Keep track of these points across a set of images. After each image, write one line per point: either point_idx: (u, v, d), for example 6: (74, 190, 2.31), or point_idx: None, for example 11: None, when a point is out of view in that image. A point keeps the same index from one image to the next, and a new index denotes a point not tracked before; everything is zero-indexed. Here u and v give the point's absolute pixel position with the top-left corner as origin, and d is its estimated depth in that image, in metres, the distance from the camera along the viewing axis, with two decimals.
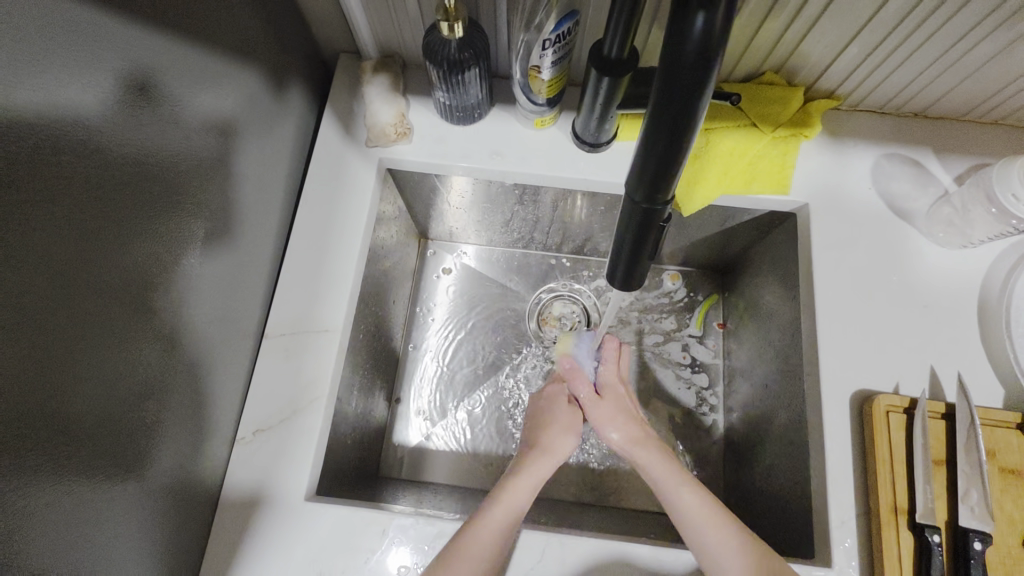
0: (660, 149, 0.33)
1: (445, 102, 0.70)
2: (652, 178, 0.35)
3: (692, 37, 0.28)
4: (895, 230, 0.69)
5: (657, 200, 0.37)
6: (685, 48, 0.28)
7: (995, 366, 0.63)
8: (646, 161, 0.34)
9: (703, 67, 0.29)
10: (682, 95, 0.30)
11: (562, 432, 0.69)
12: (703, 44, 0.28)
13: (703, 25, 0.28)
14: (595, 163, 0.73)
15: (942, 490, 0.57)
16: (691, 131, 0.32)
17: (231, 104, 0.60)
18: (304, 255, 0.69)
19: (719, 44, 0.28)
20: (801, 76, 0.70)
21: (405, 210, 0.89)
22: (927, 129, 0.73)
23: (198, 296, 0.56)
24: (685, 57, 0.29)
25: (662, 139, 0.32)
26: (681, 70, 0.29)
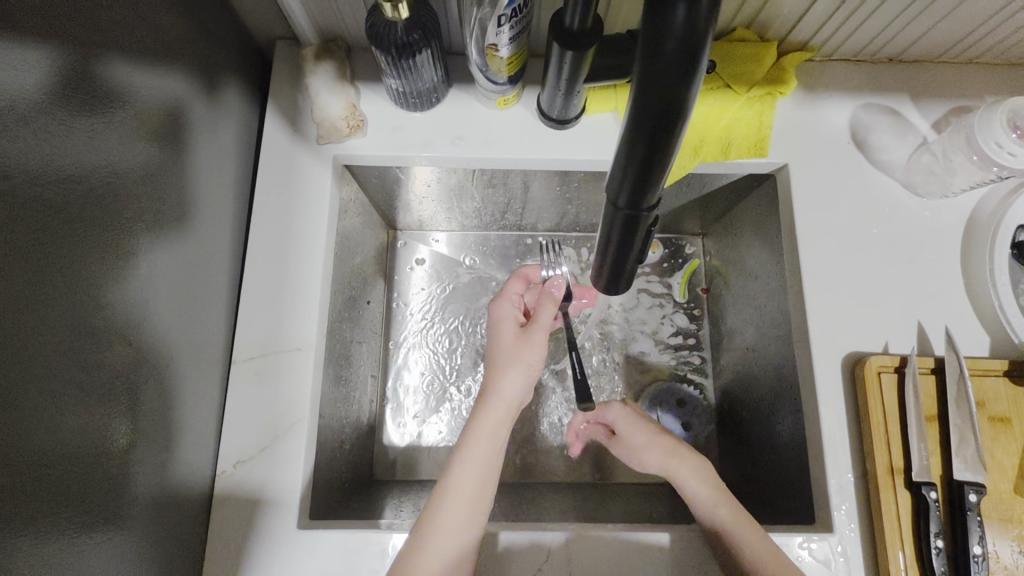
0: (643, 152, 0.31)
1: (398, 88, 0.64)
2: (634, 184, 0.34)
3: (675, 30, 0.27)
4: (878, 184, 0.67)
5: (640, 204, 0.36)
6: (666, 41, 0.27)
7: (980, 316, 0.63)
8: (627, 166, 0.33)
9: (687, 63, 0.27)
10: (665, 94, 0.29)
11: (505, 367, 0.62)
12: (688, 36, 0.27)
13: (686, 17, 0.26)
14: (564, 141, 0.69)
15: (936, 446, 0.58)
16: (678, 131, 0.31)
17: (163, 113, 0.54)
18: (262, 269, 0.63)
19: (705, 35, 0.27)
20: (773, 30, 0.66)
21: (369, 205, 0.84)
22: (901, 74, 0.71)
23: (155, 331, 0.52)
24: (667, 51, 0.27)
25: (644, 141, 0.31)
26: (662, 66, 0.28)
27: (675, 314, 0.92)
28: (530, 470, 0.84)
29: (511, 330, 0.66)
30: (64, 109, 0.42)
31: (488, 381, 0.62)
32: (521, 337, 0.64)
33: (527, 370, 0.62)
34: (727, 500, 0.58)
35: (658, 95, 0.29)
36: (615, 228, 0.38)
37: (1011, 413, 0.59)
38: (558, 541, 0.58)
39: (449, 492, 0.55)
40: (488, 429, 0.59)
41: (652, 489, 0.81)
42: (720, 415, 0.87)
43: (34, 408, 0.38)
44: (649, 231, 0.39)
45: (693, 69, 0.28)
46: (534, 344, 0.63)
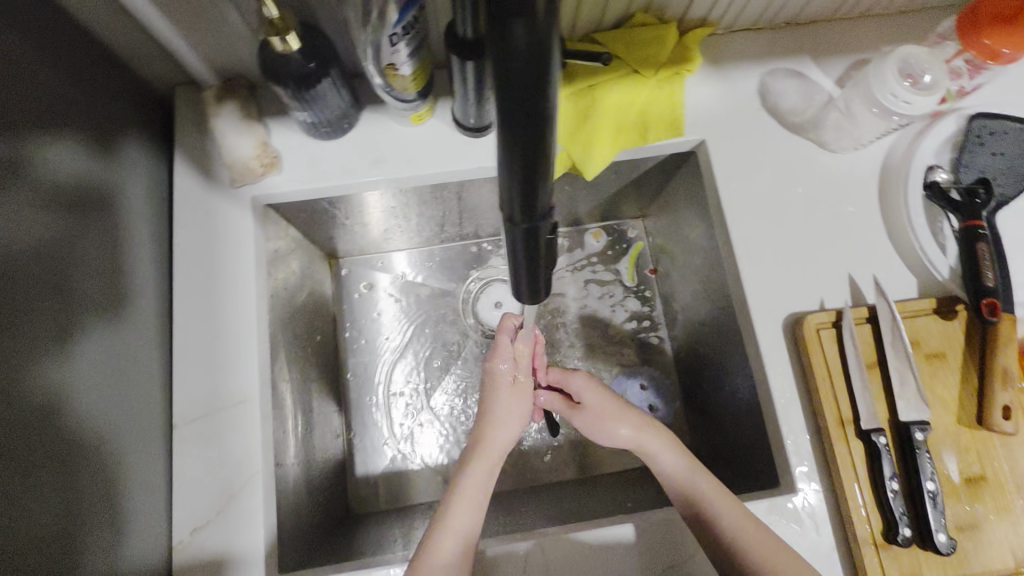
0: (524, 171, 0.29)
1: (308, 120, 0.63)
2: (522, 203, 0.31)
3: (518, 48, 0.23)
4: (793, 146, 0.69)
5: (535, 218, 0.32)
6: (511, 58, 0.24)
7: (904, 260, 0.65)
8: (511, 186, 0.30)
9: (540, 76, 0.25)
10: (527, 112, 0.26)
11: (501, 421, 0.62)
12: (534, 45, 0.23)
13: (527, 32, 0.23)
14: (485, 147, 0.69)
15: (880, 392, 0.60)
16: (550, 143, 0.28)
17: (62, 177, 0.51)
18: (193, 326, 0.61)
19: (550, 42, 0.24)
20: (670, 11, 0.67)
21: (304, 239, 0.82)
22: (801, 36, 0.72)
23: (83, 410, 0.49)
24: (515, 69, 0.24)
25: (519, 159, 0.28)
26: (515, 84, 0.25)
27: (626, 300, 0.94)
28: (507, 478, 0.84)
29: (505, 382, 0.64)
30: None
31: (483, 434, 0.62)
32: (514, 389, 0.64)
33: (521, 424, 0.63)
34: (702, 473, 0.59)
35: (524, 114, 0.26)
36: (519, 252, 0.35)
37: (945, 348, 0.61)
38: (533, 548, 0.58)
39: (444, 541, 0.53)
40: (480, 479, 0.58)
41: (628, 476, 0.82)
42: (684, 391, 0.89)
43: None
44: (553, 240, 0.36)
45: (547, 82, 0.25)
46: (525, 395, 0.64)
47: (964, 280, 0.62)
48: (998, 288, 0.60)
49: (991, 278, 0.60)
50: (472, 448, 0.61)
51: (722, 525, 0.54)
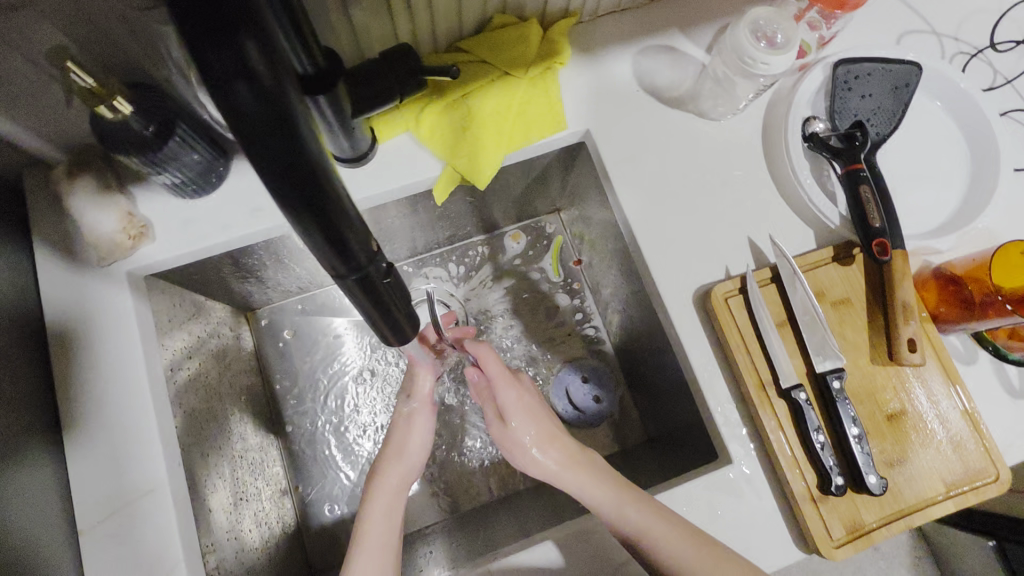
0: (315, 221, 0.27)
1: (170, 182, 0.59)
2: (337, 252, 0.28)
3: (248, 90, 0.24)
4: (675, 121, 0.69)
5: (363, 262, 0.30)
6: (241, 106, 0.24)
7: (798, 214, 0.66)
8: (316, 237, 0.27)
9: (280, 117, 0.24)
10: (283, 149, 0.25)
11: (398, 451, 0.65)
12: (261, 92, 0.24)
13: (249, 82, 0.24)
14: (367, 175, 0.66)
15: (794, 348, 0.61)
16: (334, 183, 0.27)
17: None
18: (85, 421, 0.56)
19: (278, 85, 0.25)
20: (529, 8, 0.66)
21: (207, 300, 0.78)
22: (666, 11, 0.72)
23: None
24: (250, 115, 0.24)
25: (305, 206, 0.26)
26: (259, 129, 0.24)
27: (555, 296, 0.95)
28: None
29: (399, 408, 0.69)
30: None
31: (381, 466, 0.65)
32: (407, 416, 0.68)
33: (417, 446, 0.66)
34: (633, 500, 0.57)
35: (278, 156, 0.24)
36: (365, 305, 0.33)
37: (850, 294, 0.63)
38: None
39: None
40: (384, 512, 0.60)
41: None
42: (626, 374, 0.90)
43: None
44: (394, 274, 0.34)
45: (290, 120, 0.25)
46: (416, 418, 0.67)
47: (854, 225, 0.63)
48: (886, 227, 0.61)
49: (878, 219, 0.61)
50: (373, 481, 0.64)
51: (659, 553, 0.53)
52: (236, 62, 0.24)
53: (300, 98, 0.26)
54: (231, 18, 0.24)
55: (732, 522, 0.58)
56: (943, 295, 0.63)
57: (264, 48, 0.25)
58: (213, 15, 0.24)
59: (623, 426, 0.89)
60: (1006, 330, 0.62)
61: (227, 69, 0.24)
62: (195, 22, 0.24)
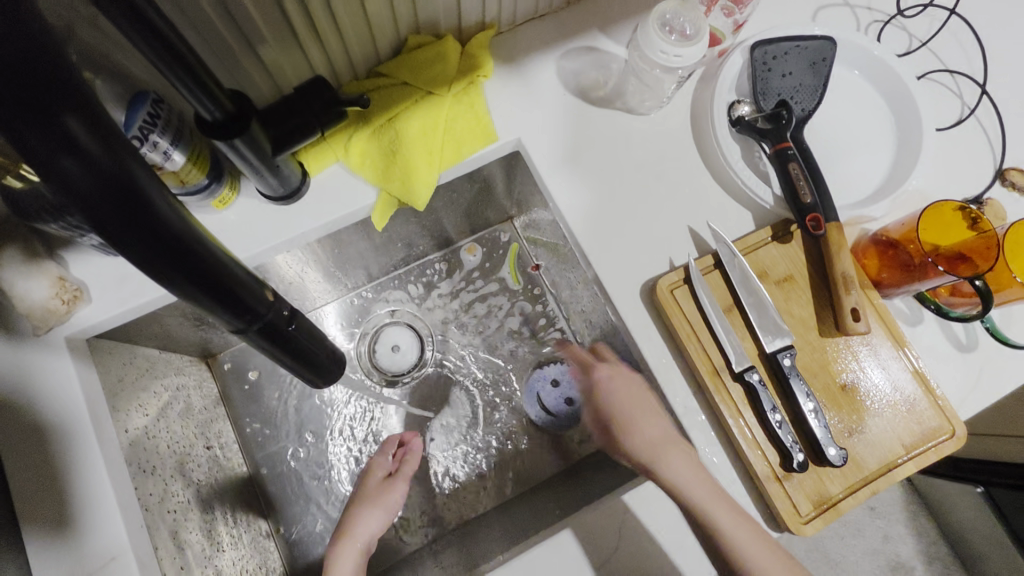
0: (189, 274, 0.32)
1: (99, 242, 0.58)
2: (219, 301, 0.35)
3: (85, 175, 0.27)
4: (604, 120, 0.69)
5: (257, 312, 0.38)
6: (80, 188, 0.27)
7: (734, 197, 0.67)
8: (196, 295, 0.34)
9: (125, 194, 0.29)
10: (139, 224, 0.29)
11: (369, 512, 0.65)
12: (93, 170, 0.28)
13: (81, 166, 0.27)
14: (301, 211, 0.66)
15: (744, 331, 0.61)
16: (202, 244, 0.32)
17: None
18: (38, 495, 0.54)
19: (117, 161, 0.28)
20: (444, 26, 0.66)
21: (158, 353, 0.76)
22: (583, 12, 0.73)
23: None
24: (91, 197, 0.28)
25: (176, 269, 0.32)
26: (108, 210, 0.28)
27: (518, 303, 0.95)
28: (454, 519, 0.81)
29: (379, 476, 0.70)
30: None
31: (348, 527, 0.64)
32: (386, 484, 0.69)
33: (388, 516, 0.66)
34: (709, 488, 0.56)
35: (139, 230, 0.29)
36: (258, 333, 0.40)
37: (792, 270, 0.63)
38: None
39: None
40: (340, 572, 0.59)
41: (563, 483, 0.82)
42: None
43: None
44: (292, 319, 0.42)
45: (136, 195, 0.29)
46: (396, 490, 0.68)
47: (788, 203, 0.64)
48: (818, 202, 0.62)
49: (809, 194, 0.62)
50: (337, 542, 0.63)
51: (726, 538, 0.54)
52: (62, 143, 0.27)
53: (140, 161, 0.30)
54: (47, 98, 0.27)
55: None
56: (883, 261, 0.64)
57: (89, 121, 0.28)
58: (31, 96, 0.26)
59: None
60: (946, 289, 0.63)
61: (50, 150, 0.27)
62: (10, 106, 0.26)
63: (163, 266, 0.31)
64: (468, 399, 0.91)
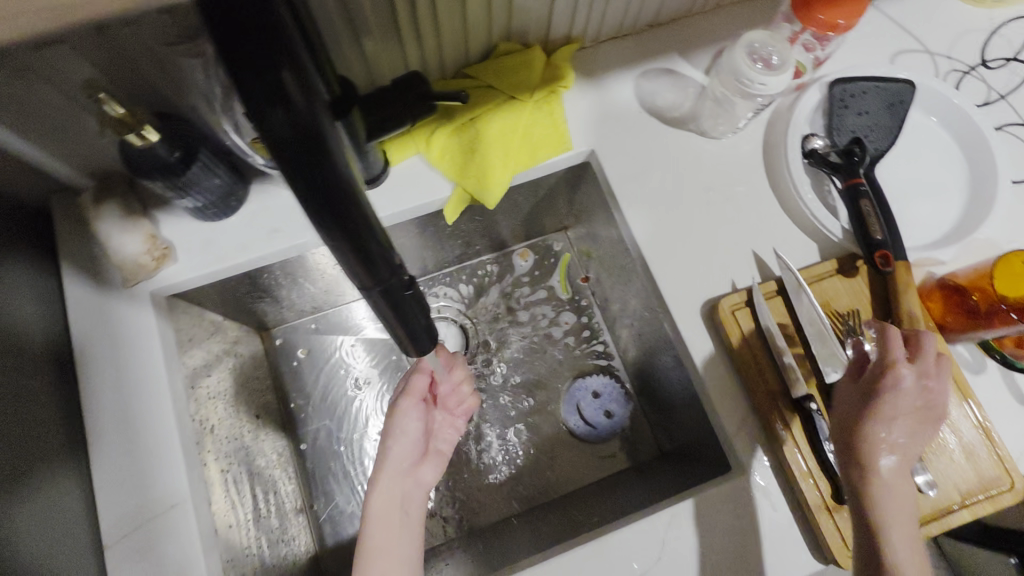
0: (347, 236, 0.30)
1: (192, 206, 0.62)
2: (358, 258, 0.31)
3: (286, 131, 0.29)
4: (678, 141, 0.71)
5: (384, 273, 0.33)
6: (282, 141, 0.29)
7: (801, 227, 0.68)
8: (340, 249, 0.30)
9: (314, 146, 0.29)
10: (314, 171, 0.29)
11: (399, 435, 0.64)
12: (297, 122, 0.29)
13: (289, 121, 0.29)
14: (378, 197, 0.68)
15: (802, 359, 0.62)
16: (356, 194, 0.30)
17: None
18: (109, 439, 0.58)
19: (314, 121, 0.30)
20: (532, 35, 0.69)
21: (222, 319, 0.79)
22: (664, 36, 0.75)
23: None
24: (288, 149, 0.29)
25: (332, 217, 0.29)
26: (298, 158, 0.29)
27: (564, 312, 0.96)
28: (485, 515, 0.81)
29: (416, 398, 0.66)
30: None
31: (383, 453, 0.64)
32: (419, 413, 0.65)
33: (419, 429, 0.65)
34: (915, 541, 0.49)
35: (313, 174, 0.28)
36: (380, 307, 0.34)
37: (855, 304, 0.64)
38: None
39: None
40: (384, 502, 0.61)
41: (595, 495, 0.82)
42: (637, 389, 0.90)
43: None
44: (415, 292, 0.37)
45: (321, 147, 0.29)
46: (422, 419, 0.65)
47: (857, 238, 0.64)
48: (888, 239, 0.62)
49: (879, 231, 0.62)
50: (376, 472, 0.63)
51: None
52: (275, 97, 0.29)
53: (328, 126, 0.31)
54: (273, 59, 0.29)
55: (746, 533, 0.58)
56: (947, 305, 0.64)
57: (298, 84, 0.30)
58: (259, 54, 0.29)
59: (635, 443, 0.89)
60: (1013, 339, 0.62)
61: (265, 100, 0.29)
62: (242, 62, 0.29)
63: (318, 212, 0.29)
64: (508, 400, 0.92)
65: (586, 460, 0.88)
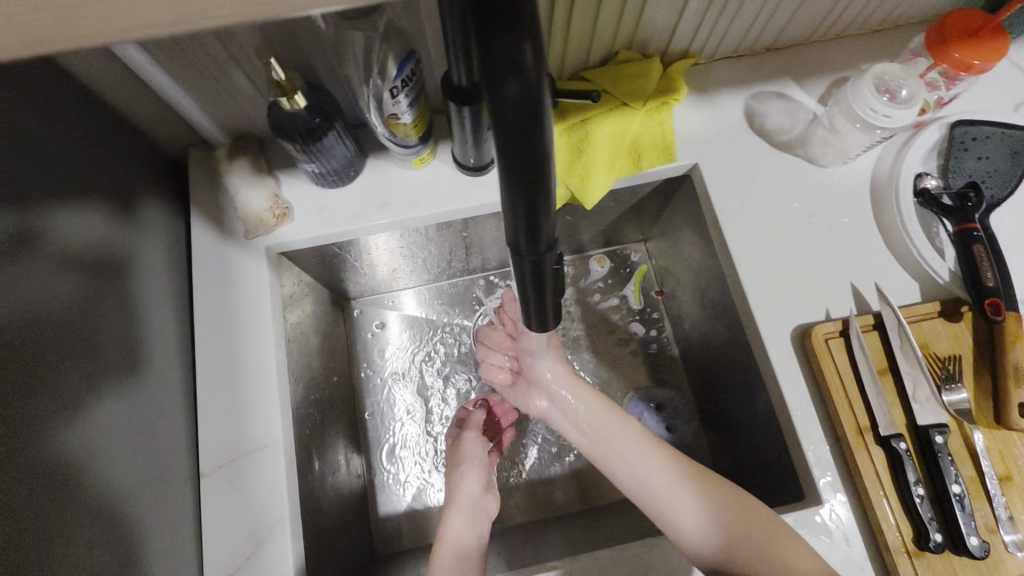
0: (525, 201, 0.30)
1: (315, 171, 0.66)
2: (528, 232, 0.32)
3: (510, 101, 0.25)
4: (784, 165, 0.71)
5: (540, 247, 0.34)
6: (505, 112, 0.26)
7: (905, 266, 0.67)
8: (515, 221, 0.32)
9: (533, 123, 0.26)
10: (523, 149, 0.27)
11: (472, 450, 0.71)
12: (526, 94, 0.25)
13: (519, 89, 0.25)
14: (483, 184, 0.72)
15: (895, 397, 0.60)
16: (550, 175, 0.29)
17: (94, 235, 0.55)
18: (217, 376, 0.63)
19: (542, 93, 0.26)
20: (652, 46, 0.71)
21: (315, 283, 0.84)
22: (780, 60, 0.76)
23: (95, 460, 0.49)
24: (507, 121, 0.26)
25: (521, 194, 0.29)
26: (513, 133, 0.26)
27: (635, 322, 0.97)
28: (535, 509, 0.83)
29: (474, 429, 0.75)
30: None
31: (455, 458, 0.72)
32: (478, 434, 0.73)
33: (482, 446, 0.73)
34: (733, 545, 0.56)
35: (522, 158, 0.27)
36: (523, 267, 0.35)
37: (956, 351, 0.62)
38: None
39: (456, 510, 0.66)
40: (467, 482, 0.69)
41: None
42: (701, 409, 0.90)
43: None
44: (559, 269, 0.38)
45: (538, 124, 0.26)
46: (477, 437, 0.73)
47: (965, 283, 0.62)
48: (1000, 287, 0.60)
49: (991, 278, 0.60)
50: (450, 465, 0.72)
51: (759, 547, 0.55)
52: (512, 59, 0.25)
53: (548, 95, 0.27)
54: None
55: None
56: None
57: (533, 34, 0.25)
58: None
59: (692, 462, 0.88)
60: None
61: (500, 65, 0.25)
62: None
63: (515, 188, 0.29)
64: None
65: None
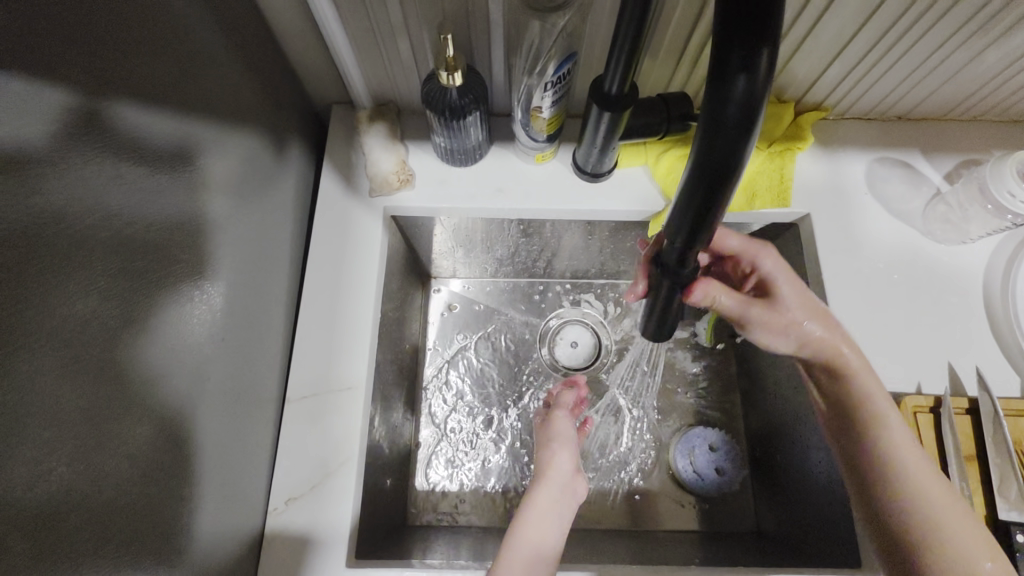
0: (702, 195, 0.35)
1: (445, 145, 0.70)
2: (692, 227, 0.37)
3: (734, 97, 0.31)
4: (897, 233, 0.71)
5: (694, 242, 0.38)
6: (727, 107, 0.31)
7: (1008, 356, 0.65)
8: (683, 214, 0.36)
9: (745, 123, 0.31)
10: (725, 145, 0.32)
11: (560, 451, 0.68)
12: (750, 94, 0.31)
13: (745, 87, 0.31)
14: (595, 191, 0.74)
15: (978, 487, 0.58)
16: (733, 180, 0.34)
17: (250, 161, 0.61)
18: (318, 314, 0.68)
19: (760, 100, 0.31)
20: (789, 93, 0.72)
21: (410, 251, 0.88)
22: (910, 131, 0.76)
23: (216, 357, 0.54)
24: (727, 115, 0.31)
25: (704, 185, 0.34)
26: (723, 127, 0.32)
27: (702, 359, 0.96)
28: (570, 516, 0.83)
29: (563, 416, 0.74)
30: (146, 158, 0.43)
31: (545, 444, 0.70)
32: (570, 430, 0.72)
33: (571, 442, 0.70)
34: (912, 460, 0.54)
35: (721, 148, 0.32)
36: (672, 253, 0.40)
37: None
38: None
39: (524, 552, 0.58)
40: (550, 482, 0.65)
41: (683, 542, 0.81)
42: (755, 459, 0.88)
43: (107, 433, 0.39)
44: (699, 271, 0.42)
45: (750, 126, 0.32)
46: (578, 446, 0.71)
47: None
48: None
49: None
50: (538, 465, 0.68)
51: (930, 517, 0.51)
52: (747, 63, 0.31)
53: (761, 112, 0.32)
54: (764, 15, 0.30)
55: None
56: None
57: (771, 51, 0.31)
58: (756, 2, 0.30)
59: (735, 510, 0.87)
60: None
61: (732, 68, 0.31)
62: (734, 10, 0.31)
63: (701, 176, 0.34)
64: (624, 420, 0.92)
65: (681, 506, 0.87)
